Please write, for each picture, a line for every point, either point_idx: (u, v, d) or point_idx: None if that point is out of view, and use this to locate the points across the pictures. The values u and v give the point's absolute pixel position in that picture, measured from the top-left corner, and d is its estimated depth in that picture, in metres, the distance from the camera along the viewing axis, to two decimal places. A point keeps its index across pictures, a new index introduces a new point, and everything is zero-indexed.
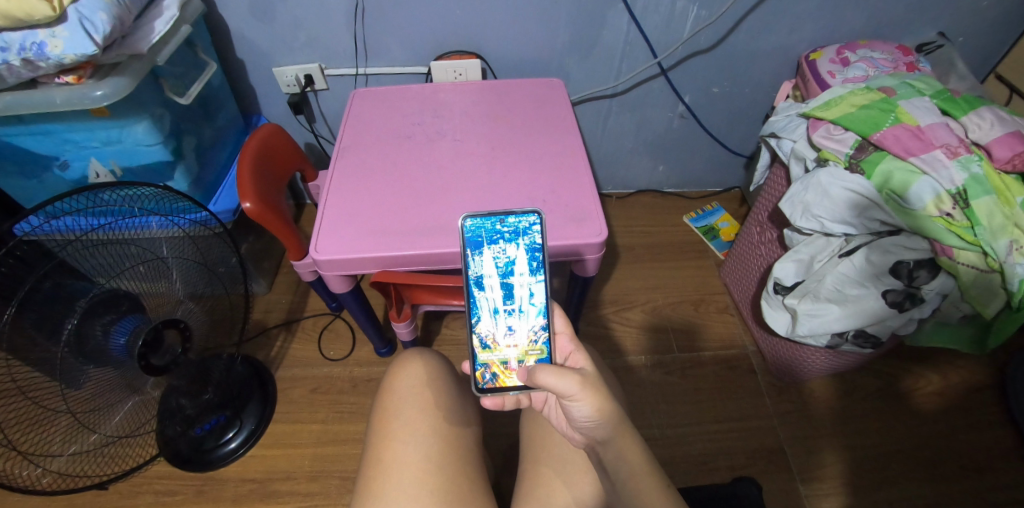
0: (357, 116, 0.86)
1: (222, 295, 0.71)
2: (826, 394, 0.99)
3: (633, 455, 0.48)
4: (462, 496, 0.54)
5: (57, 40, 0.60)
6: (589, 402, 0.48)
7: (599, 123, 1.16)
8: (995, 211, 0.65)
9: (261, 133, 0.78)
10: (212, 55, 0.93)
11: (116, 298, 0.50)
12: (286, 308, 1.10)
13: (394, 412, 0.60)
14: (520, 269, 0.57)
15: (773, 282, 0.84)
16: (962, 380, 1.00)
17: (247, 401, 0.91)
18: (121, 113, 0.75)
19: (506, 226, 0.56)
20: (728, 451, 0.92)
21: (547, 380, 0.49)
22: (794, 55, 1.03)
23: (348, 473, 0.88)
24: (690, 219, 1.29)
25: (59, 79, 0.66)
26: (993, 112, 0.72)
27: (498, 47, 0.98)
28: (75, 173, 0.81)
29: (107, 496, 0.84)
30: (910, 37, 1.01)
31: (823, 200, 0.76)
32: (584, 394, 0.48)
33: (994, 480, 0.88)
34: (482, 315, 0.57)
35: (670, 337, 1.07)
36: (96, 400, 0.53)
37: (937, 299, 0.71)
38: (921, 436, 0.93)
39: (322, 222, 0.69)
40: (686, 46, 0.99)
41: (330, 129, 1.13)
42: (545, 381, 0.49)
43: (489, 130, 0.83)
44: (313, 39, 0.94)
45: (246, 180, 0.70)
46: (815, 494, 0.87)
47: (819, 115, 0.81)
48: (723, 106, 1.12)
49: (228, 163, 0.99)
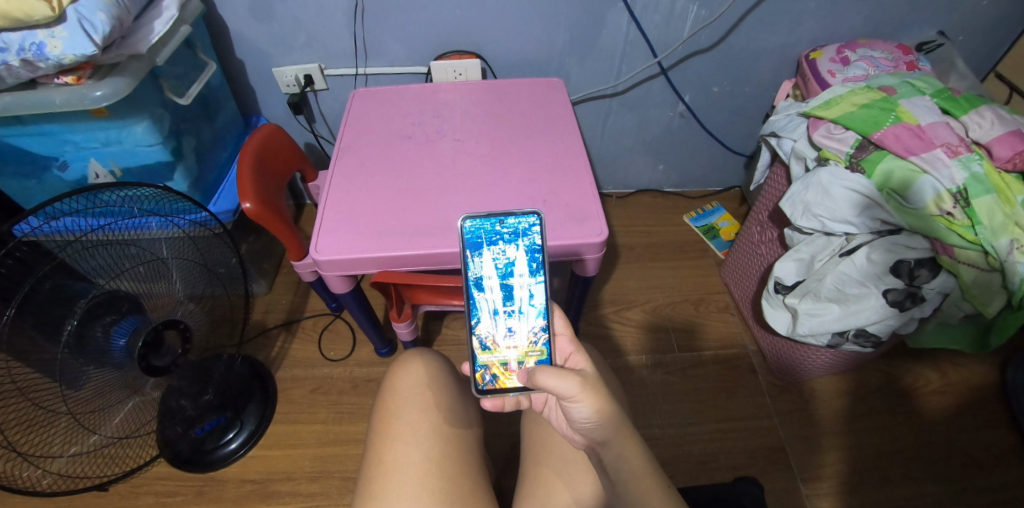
0: (356, 117, 0.86)
1: (222, 295, 0.71)
2: (826, 393, 0.99)
3: (633, 456, 0.48)
4: (462, 496, 0.54)
5: (57, 41, 0.60)
6: (589, 403, 0.48)
7: (599, 123, 1.15)
8: (996, 210, 0.65)
9: (260, 134, 0.78)
10: (211, 56, 0.93)
11: (116, 299, 0.50)
12: (286, 308, 1.10)
13: (395, 412, 0.60)
14: (520, 269, 0.57)
15: (774, 281, 0.84)
16: (962, 379, 1.00)
17: (247, 402, 0.91)
18: (121, 113, 0.75)
19: (506, 227, 0.56)
20: (729, 451, 0.92)
21: (547, 382, 0.49)
22: (794, 55, 1.03)
23: (348, 473, 0.88)
24: (691, 219, 1.29)
25: (58, 79, 0.66)
26: (993, 111, 0.72)
27: (498, 47, 0.98)
28: (75, 173, 0.81)
29: (107, 497, 0.84)
30: (910, 36, 1.01)
31: (823, 199, 0.76)
32: (584, 396, 0.48)
33: (994, 479, 0.88)
34: (482, 315, 0.57)
35: (670, 336, 1.07)
36: (96, 401, 0.53)
37: (937, 298, 0.71)
38: (922, 435, 0.93)
39: (323, 222, 0.69)
40: (686, 46, 0.99)
41: (329, 129, 1.13)
42: (545, 382, 0.49)
43: (489, 130, 0.82)
44: (313, 39, 0.94)
45: (246, 181, 0.70)
46: (816, 494, 0.87)
47: (819, 115, 0.81)
48: (723, 106, 1.12)
49: (228, 164, 0.99)
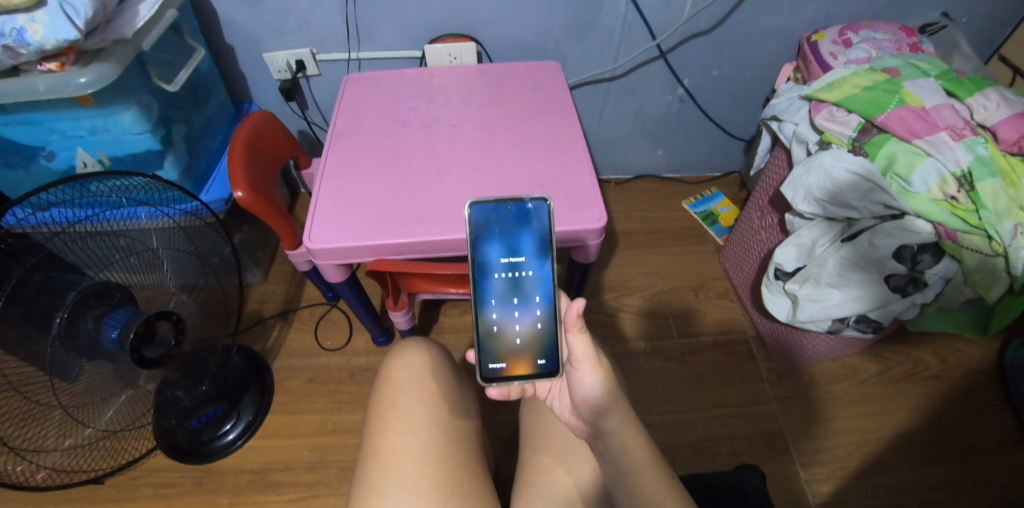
0: (350, 103, 0.84)
1: (215, 285, 0.69)
2: (826, 377, 0.99)
3: (636, 447, 0.47)
4: (460, 488, 0.54)
5: (38, 25, 0.58)
6: (597, 376, 0.49)
7: (597, 107, 1.13)
8: (1001, 193, 0.64)
9: (252, 121, 0.76)
10: (199, 40, 0.90)
11: (107, 290, 0.49)
12: (281, 299, 1.09)
13: (392, 403, 0.59)
14: (525, 257, 0.52)
15: (774, 267, 0.84)
16: (960, 365, 1.00)
17: (245, 392, 0.91)
18: (108, 100, 0.72)
19: (512, 214, 0.52)
20: (729, 437, 0.92)
21: (568, 337, 0.49)
22: (795, 36, 1.00)
23: (347, 463, 0.88)
24: (690, 205, 1.27)
25: (41, 66, 0.64)
26: (999, 93, 0.71)
27: (493, 30, 0.96)
28: (62, 163, 0.79)
29: (104, 490, 0.84)
30: (914, 17, 0.99)
31: (824, 183, 0.73)
32: (594, 368, 0.49)
33: (993, 464, 0.89)
34: (487, 303, 0.52)
35: (668, 322, 1.07)
36: (89, 394, 0.52)
37: (940, 283, 0.69)
38: (920, 419, 0.94)
39: (316, 210, 0.68)
40: (685, 28, 0.97)
41: (323, 116, 1.11)
42: (567, 338, 0.49)
43: (485, 115, 0.81)
44: (303, 24, 0.92)
45: (237, 168, 0.68)
46: (815, 479, 0.87)
47: (821, 97, 0.79)
48: (723, 89, 1.11)
49: (219, 151, 0.97)
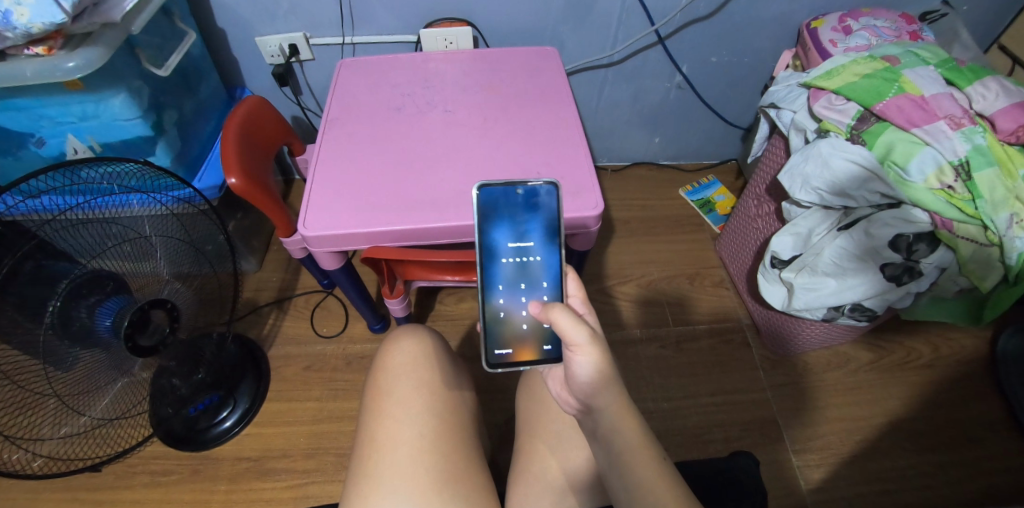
0: (344, 87, 0.82)
1: (210, 273, 0.69)
2: (819, 365, 1.00)
3: (628, 428, 0.47)
4: (456, 474, 0.54)
5: (23, 8, 0.56)
6: (592, 356, 0.47)
7: (595, 93, 1.12)
8: (997, 184, 0.64)
9: (246, 106, 0.75)
10: (189, 24, 0.88)
11: (101, 278, 0.48)
12: (277, 286, 1.09)
13: (388, 390, 0.59)
14: (534, 242, 0.52)
15: (771, 256, 0.84)
16: (952, 353, 1.01)
17: (240, 379, 0.91)
18: (98, 85, 0.71)
19: (521, 198, 0.51)
20: (724, 423, 0.93)
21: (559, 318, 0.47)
22: (795, 23, 0.99)
23: (344, 450, 0.89)
24: (686, 193, 1.27)
25: (29, 50, 0.62)
26: (998, 82, 0.71)
27: (491, 15, 0.94)
28: (52, 149, 0.77)
29: (102, 478, 0.84)
30: (914, 5, 0.98)
31: (822, 170, 0.74)
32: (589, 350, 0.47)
33: (983, 450, 0.90)
34: (494, 289, 0.52)
35: (664, 309, 1.07)
36: (84, 382, 0.52)
37: (935, 272, 0.70)
38: (911, 406, 0.95)
39: (311, 196, 0.67)
40: (685, 13, 0.96)
41: (317, 101, 1.10)
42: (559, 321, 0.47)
43: (481, 101, 0.80)
44: (296, 7, 0.90)
45: (230, 155, 0.67)
46: (806, 465, 0.89)
47: (820, 85, 0.79)
48: (722, 76, 1.10)
49: (212, 137, 0.96)
